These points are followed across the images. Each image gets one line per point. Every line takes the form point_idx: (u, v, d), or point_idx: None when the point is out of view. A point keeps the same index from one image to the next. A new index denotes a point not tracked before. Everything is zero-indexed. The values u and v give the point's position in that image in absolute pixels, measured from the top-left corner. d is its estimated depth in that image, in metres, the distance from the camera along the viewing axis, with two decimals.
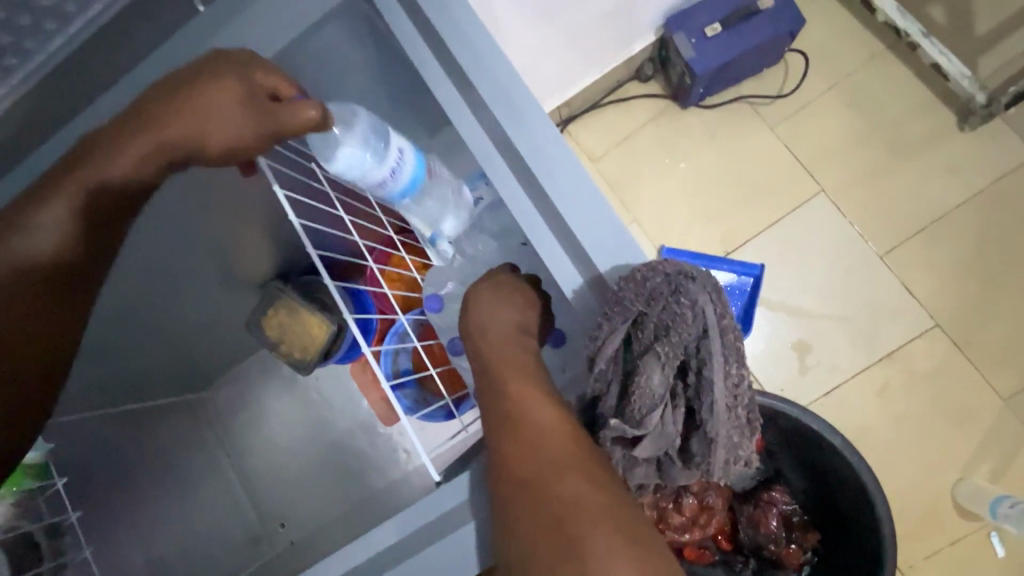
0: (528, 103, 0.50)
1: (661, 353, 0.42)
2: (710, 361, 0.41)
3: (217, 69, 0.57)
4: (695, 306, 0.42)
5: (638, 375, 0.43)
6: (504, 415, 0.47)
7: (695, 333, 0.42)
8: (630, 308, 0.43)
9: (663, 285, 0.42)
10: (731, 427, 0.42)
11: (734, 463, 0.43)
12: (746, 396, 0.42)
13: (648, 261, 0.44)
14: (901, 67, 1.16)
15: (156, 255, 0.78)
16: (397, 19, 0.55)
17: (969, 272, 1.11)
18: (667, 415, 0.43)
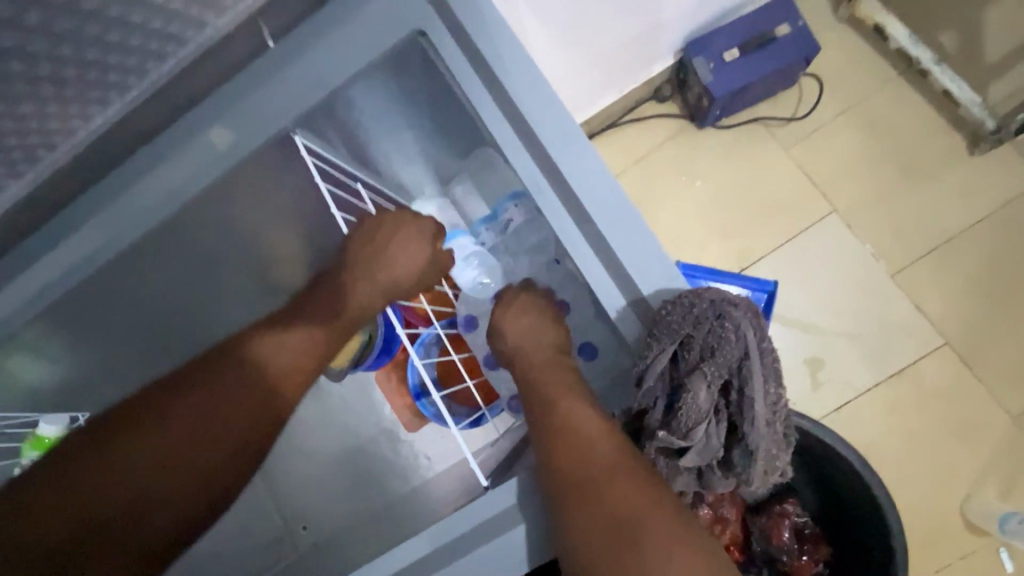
0: (576, 136, 0.54)
1: (708, 373, 0.46)
2: (752, 380, 0.46)
3: (280, 95, 0.61)
4: (737, 329, 0.46)
5: (686, 393, 0.47)
6: (554, 428, 0.52)
7: (738, 355, 0.46)
8: (679, 331, 0.47)
9: (708, 310, 0.47)
10: (771, 440, 0.46)
11: (771, 475, 0.47)
12: (783, 413, 0.47)
13: (694, 287, 0.48)
14: (912, 92, 1.20)
15: (196, 275, 0.76)
16: (449, 52, 0.58)
17: (979, 293, 1.14)
18: (712, 429, 0.47)
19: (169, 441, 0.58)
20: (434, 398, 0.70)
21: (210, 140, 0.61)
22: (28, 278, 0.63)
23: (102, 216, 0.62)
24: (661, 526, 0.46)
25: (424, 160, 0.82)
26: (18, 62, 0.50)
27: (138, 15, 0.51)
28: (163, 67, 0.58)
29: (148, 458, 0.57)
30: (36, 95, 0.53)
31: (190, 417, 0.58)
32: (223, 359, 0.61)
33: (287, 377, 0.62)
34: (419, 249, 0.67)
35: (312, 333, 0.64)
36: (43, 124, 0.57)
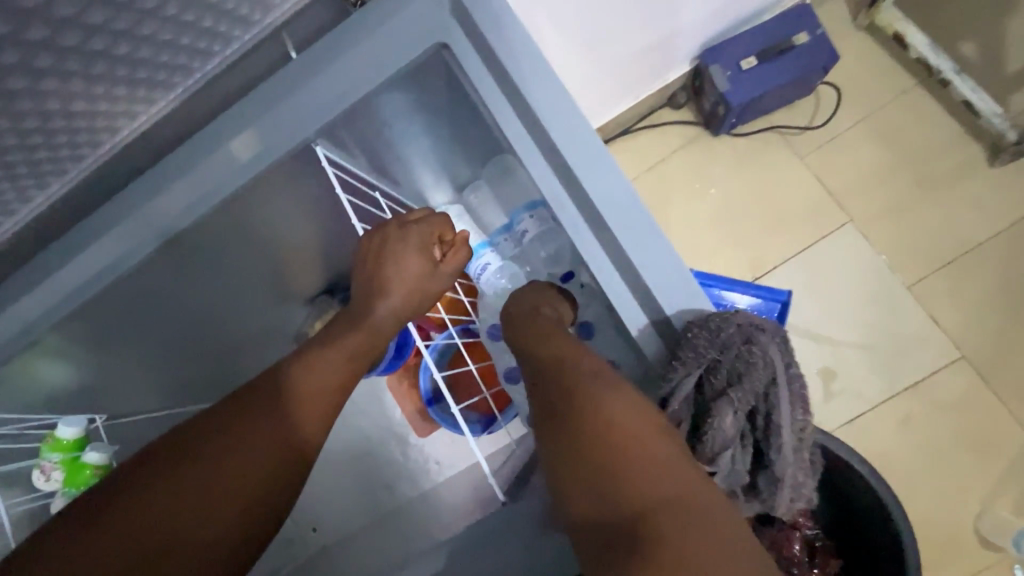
0: (599, 152, 0.54)
1: (734, 399, 0.47)
2: (779, 407, 0.47)
3: (303, 106, 0.61)
4: (764, 354, 0.48)
5: (712, 418, 0.47)
6: (536, 367, 0.52)
7: (766, 380, 0.47)
8: (705, 355, 0.47)
9: (736, 334, 0.48)
10: (797, 468, 0.47)
11: (797, 502, 0.48)
12: (809, 440, 0.48)
13: (721, 310, 0.49)
14: (931, 102, 1.19)
15: (214, 276, 0.77)
16: (471, 65, 0.59)
17: (997, 305, 1.12)
18: (738, 454, 0.47)
19: (191, 483, 0.54)
20: (454, 409, 0.69)
21: (235, 146, 0.62)
22: (54, 282, 0.64)
23: (126, 224, 0.63)
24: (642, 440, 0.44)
25: (441, 171, 0.83)
26: (54, 80, 0.51)
27: (170, 33, 0.54)
28: (188, 81, 0.61)
29: (187, 494, 0.53)
30: (68, 111, 0.55)
31: (217, 451, 0.55)
32: (253, 392, 0.59)
33: (311, 403, 0.59)
34: (426, 258, 0.67)
35: (331, 356, 0.62)
36: (72, 138, 0.58)
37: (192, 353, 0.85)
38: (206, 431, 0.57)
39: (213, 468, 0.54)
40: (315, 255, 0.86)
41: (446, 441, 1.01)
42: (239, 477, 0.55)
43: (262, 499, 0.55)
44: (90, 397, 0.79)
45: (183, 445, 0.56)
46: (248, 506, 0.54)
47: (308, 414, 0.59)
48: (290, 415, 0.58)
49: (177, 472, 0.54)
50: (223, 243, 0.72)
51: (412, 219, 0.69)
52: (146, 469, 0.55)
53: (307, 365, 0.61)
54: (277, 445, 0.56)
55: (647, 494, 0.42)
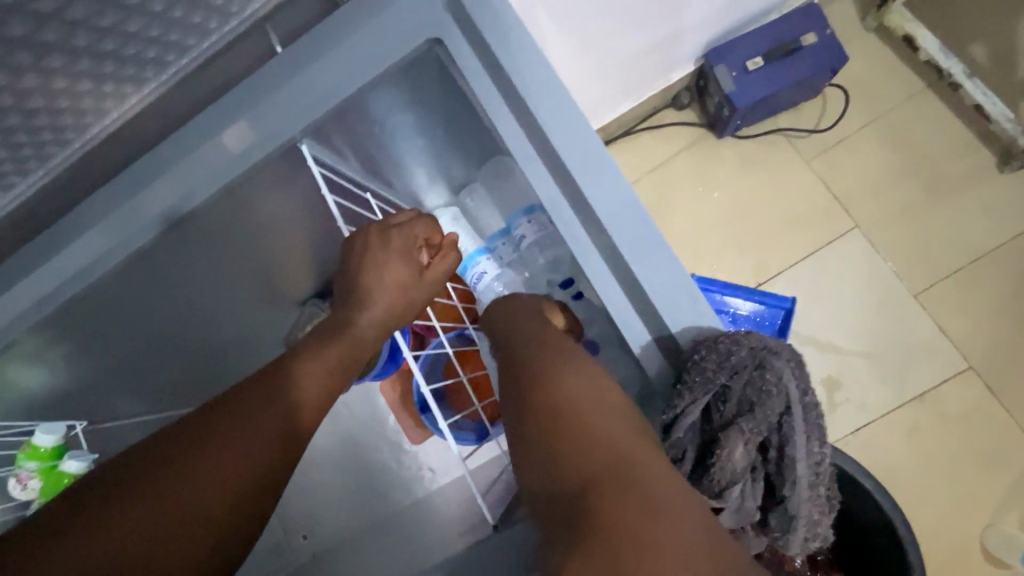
0: (601, 156, 0.51)
1: (746, 430, 0.44)
2: (795, 439, 0.45)
3: (291, 102, 0.58)
4: (779, 382, 0.45)
5: (721, 448, 0.45)
6: (503, 344, 0.52)
7: (780, 409, 0.45)
8: (714, 380, 0.44)
9: (747, 357, 0.45)
10: (812, 505, 0.46)
11: (811, 540, 0.47)
12: (825, 474, 0.46)
13: (732, 330, 0.46)
14: (941, 106, 1.16)
15: (200, 278, 0.74)
16: (468, 61, 0.56)
17: (1005, 315, 1.10)
18: (748, 488, 0.45)
19: (158, 502, 0.50)
20: (441, 424, 0.67)
21: (227, 137, 0.59)
22: (26, 286, 0.62)
23: (102, 225, 0.61)
24: (598, 410, 0.44)
25: (436, 171, 0.80)
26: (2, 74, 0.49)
27: (136, 24, 0.52)
28: (162, 75, 0.58)
29: (152, 516, 0.49)
30: (25, 106, 0.53)
31: (193, 464, 0.52)
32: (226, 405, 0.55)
33: (293, 415, 0.56)
34: (413, 266, 0.65)
35: (313, 368, 0.59)
36: (34, 136, 0.56)
37: (177, 356, 0.82)
38: (181, 443, 0.53)
39: (189, 479, 0.51)
40: (306, 258, 0.83)
41: (440, 449, 0.99)
42: (216, 491, 0.51)
43: (238, 515, 0.52)
44: (67, 403, 0.76)
45: (156, 457, 0.52)
46: (222, 522, 0.51)
47: (285, 429, 0.55)
48: (268, 429, 0.54)
49: (150, 486, 0.50)
50: (208, 243, 0.69)
51: (396, 221, 0.67)
52: (115, 484, 0.51)
53: (286, 377, 0.58)
54: (258, 458, 0.53)
55: (598, 461, 0.41)
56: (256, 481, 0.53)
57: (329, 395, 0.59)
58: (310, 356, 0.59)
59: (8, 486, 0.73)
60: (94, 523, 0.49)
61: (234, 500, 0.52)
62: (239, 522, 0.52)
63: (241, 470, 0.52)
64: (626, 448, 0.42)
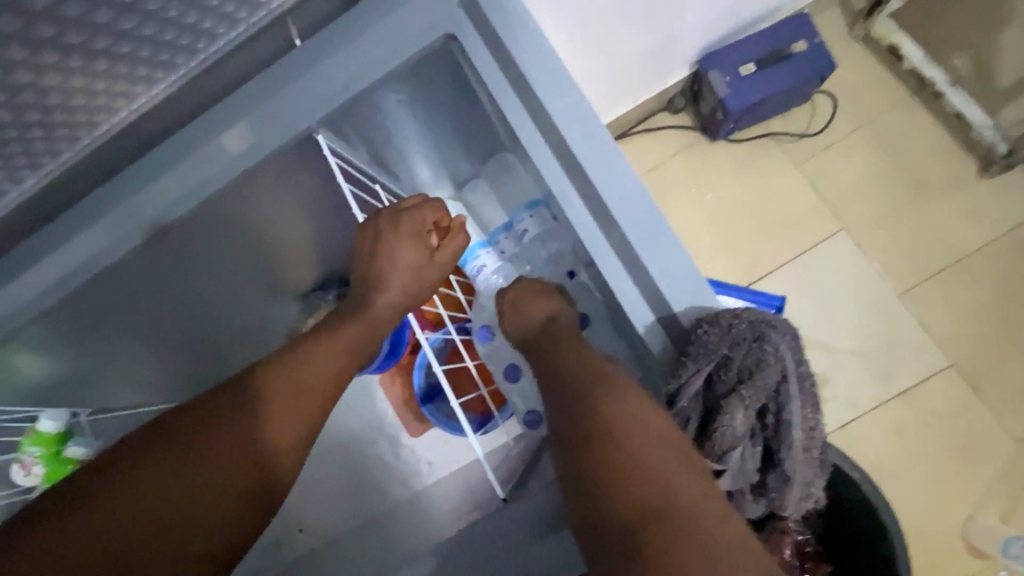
0: (608, 147, 0.54)
1: (746, 397, 0.47)
2: (790, 405, 0.48)
3: (310, 94, 0.61)
4: (777, 352, 0.48)
5: (722, 415, 0.48)
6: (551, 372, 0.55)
7: (776, 377, 0.48)
8: (716, 351, 0.48)
9: (747, 330, 0.48)
10: (806, 466, 0.48)
11: (804, 500, 0.50)
12: (819, 439, 0.49)
13: (732, 307, 0.49)
14: (925, 113, 1.21)
15: (210, 267, 0.75)
16: (481, 59, 0.58)
17: (985, 314, 1.14)
18: (747, 452, 0.48)
19: (187, 469, 0.52)
20: (454, 405, 0.68)
21: (229, 139, 0.62)
22: (39, 271, 0.63)
23: (115, 212, 0.62)
24: (651, 443, 0.46)
25: (441, 168, 0.82)
26: (54, 52, 0.48)
27: (176, 10, 0.50)
28: (192, 63, 0.56)
29: (181, 481, 0.52)
30: (65, 87, 0.51)
31: (220, 436, 0.54)
32: (249, 382, 0.57)
33: (313, 390, 0.58)
34: (424, 250, 0.67)
35: (332, 348, 0.61)
36: (67, 118, 0.54)
37: (183, 344, 0.82)
38: (209, 416, 0.55)
39: (217, 449, 0.53)
40: (312, 252, 0.84)
41: (439, 441, 0.97)
42: (242, 461, 0.54)
43: (264, 487, 0.54)
44: (70, 390, 0.76)
45: (184, 428, 0.55)
46: (248, 494, 0.53)
47: (306, 407, 0.57)
48: (290, 405, 0.56)
49: (178, 455, 0.53)
50: (220, 232, 0.70)
51: (405, 207, 0.69)
52: (143, 452, 0.53)
53: (306, 357, 0.59)
54: (281, 431, 0.55)
55: (655, 493, 0.44)
56: (279, 454, 0.55)
57: (347, 371, 0.61)
58: (331, 338, 0.61)
59: (11, 472, 0.73)
60: (125, 486, 0.51)
61: (258, 470, 0.54)
62: (261, 493, 0.54)
63: (264, 443, 0.55)
64: (678, 479, 0.45)
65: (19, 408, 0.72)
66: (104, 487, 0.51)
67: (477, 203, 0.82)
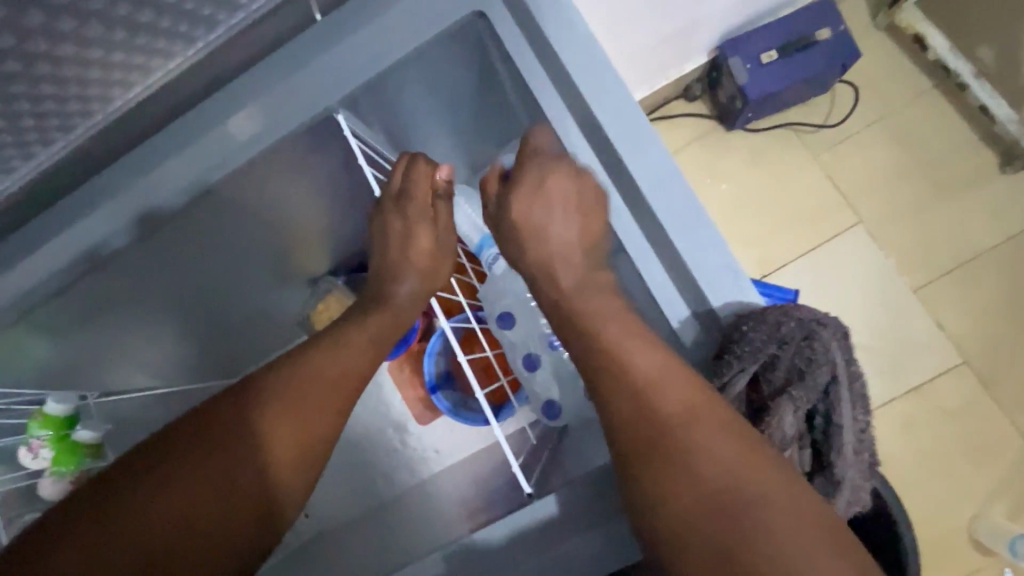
0: (644, 134, 0.52)
1: (795, 397, 0.47)
2: (841, 406, 0.47)
3: (335, 72, 0.59)
4: (828, 353, 0.47)
5: (770, 416, 0.47)
6: (636, 438, 0.47)
7: (827, 378, 0.47)
8: (763, 350, 0.47)
9: (796, 330, 0.47)
10: (857, 469, 0.48)
11: (853, 505, 0.49)
12: (870, 441, 0.48)
13: (781, 304, 0.49)
14: (947, 106, 1.18)
15: (223, 250, 0.73)
16: (512, 39, 0.57)
17: (999, 311, 1.13)
18: (795, 454, 0.48)
19: (207, 471, 0.52)
20: (477, 395, 0.66)
21: (235, 124, 0.60)
22: (48, 251, 0.61)
23: (127, 192, 0.60)
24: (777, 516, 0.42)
25: (459, 152, 0.79)
26: (69, 20, 0.45)
27: None
28: (211, 36, 0.53)
29: (199, 482, 0.51)
30: (82, 58, 0.49)
31: (242, 437, 0.54)
32: (270, 382, 0.57)
33: (332, 389, 0.57)
34: (436, 229, 0.66)
35: (355, 345, 0.60)
36: (81, 92, 0.51)
37: (193, 325, 0.80)
38: (230, 417, 0.54)
39: (239, 450, 0.53)
40: (325, 237, 0.82)
41: (448, 429, 0.95)
42: (267, 473, 0.53)
43: (282, 492, 0.54)
44: (78, 372, 0.74)
45: (206, 428, 0.54)
46: (266, 497, 0.53)
47: (329, 407, 0.57)
48: (314, 404, 0.56)
49: (198, 461, 0.52)
50: (234, 213, 0.68)
51: (399, 186, 0.66)
52: (158, 470, 0.52)
53: (331, 354, 0.59)
54: (303, 433, 0.55)
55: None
56: (300, 455, 0.55)
57: (371, 365, 0.61)
58: (355, 336, 0.61)
59: (17, 454, 0.70)
60: (145, 485, 0.51)
61: (280, 472, 0.54)
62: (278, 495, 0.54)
63: (287, 443, 0.54)
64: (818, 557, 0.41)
65: (26, 392, 0.70)
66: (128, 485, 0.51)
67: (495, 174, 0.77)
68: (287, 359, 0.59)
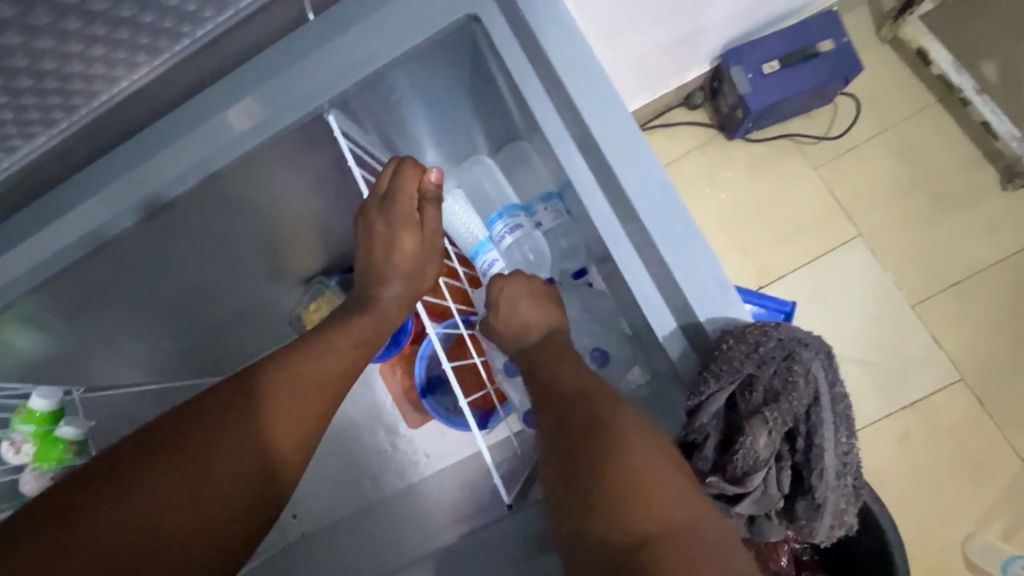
0: (636, 143, 0.52)
1: (770, 419, 0.46)
2: (822, 428, 0.46)
3: (327, 73, 0.59)
4: (807, 373, 0.47)
5: (745, 436, 0.47)
6: (550, 399, 0.53)
7: (807, 400, 0.46)
8: (740, 370, 0.46)
9: (775, 350, 0.47)
10: (838, 493, 0.47)
11: (836, 529, 0.49)
12: (853, 465, 0.47)
13: (761, 322, 0.48)
14: (949, 121, 1.18)
15: (211, 249, 0.72)
16: (507, 43, 0.57)
17: (997, 328, 1.12)
18: (772, 475, 0.47)
19: (181, 475, 0.51)
20: (460, 404, 0.62)
21: (223, 124, 0.60)
22: (31, 246, 0.60)
23: (113, 187, 0.60)
24: (648, 461, 0.46)
25: (454, 155, 0.79)
26: (46, 13, 0.45)
27: None
28: (198, 32, 0.53)
29: (174, 485, 0.50)
30: (61, 51, 0.48)
31: (217, 440, 0.52)
32: (248, 383, 0.56)
33: (316, 387, 0.57)
34: (421, 233, 0.65)
35: (338, 350, 0.59)
36: (65, 85, 0.51)
37: (180, 322, 0.80)
38: (210, 419, 0.53)
39: (214, 453, 0.52)
40: (317, 238, 0.82)
41: (438, 433, 0.94)
42: (241, 476, 0.52)
43: (257, 498, 0.53)
44: (60, 367, 0.74)
45: (184, 430, 0.53)
46: (239, 503, 0.52)
47: (307, 413, 0.56)
48: (290, 407, 0.55)
49: (175, 462, 0.51)
50: (224, 211, 0.67)
51: (385, 189, 0.65)
52: (137, 470, 0.50)
53: (311, 357, 0.58)
54: (295, 426, 0.55)
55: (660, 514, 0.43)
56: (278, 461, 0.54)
57: (354, 370, 0.60)
58: (337, 339, 0.60)
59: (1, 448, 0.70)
60: (120, 487, 0.50)
61: (256, 477, 0.53)
62: (254, 501, 0.53)
63: (265, 446, 0.54)
64: (672, 498, 0.44)
65: (8, 385, 0.70)
66: (102, 485, 0.50)
67: (484, 179, 0.78)
68: (267, 358, 0.58)
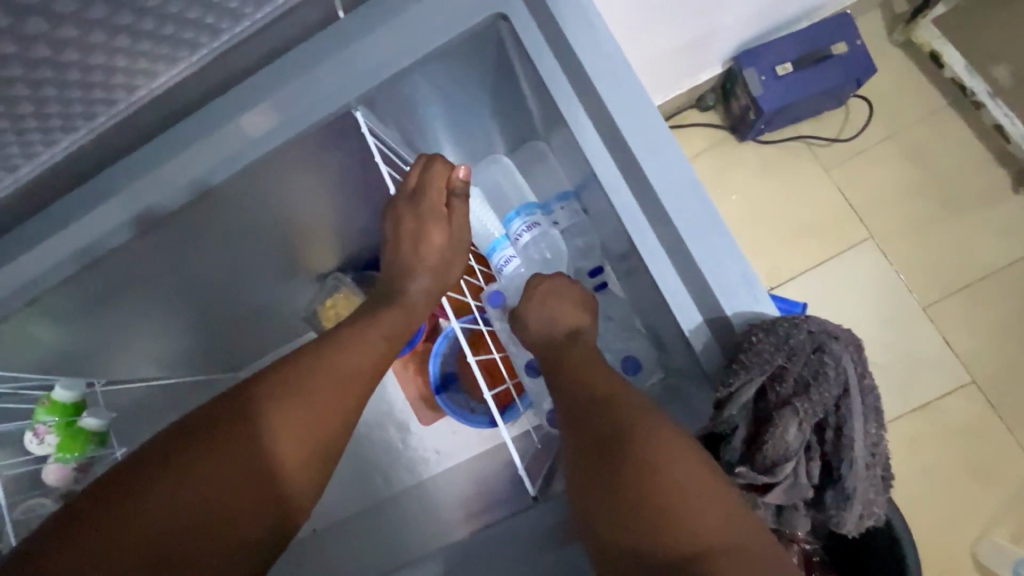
0: (663, 139, 0.53)
1: (800, 410, 0.47)
2: (851, 419, 0.47)
3: (357, 70, 0.60)
4: (837, 365, 0.48)
5: (775, 426, 0.48)
6: (576, 396, 0.54)
7: (836, 392, 0.48)
8: (771, 361, 0.47)
9: (805, 342, 0.47)
10: (868, 482, 0.48)
11: (865, 518, 0.49)
12: (881, 455, 0.48)
13: (791, 315, 0.49)
14: (961, 124, 1.18)
15: (235, 243, 0.73)
16: (534, 41, 0.57)
17: (1008, 331, 1.12)
18: (801, 465, 0.48)
19: (222, 464, 0.52)
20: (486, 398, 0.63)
21: (247, 121, 0.61)
22: (65, 238, 0.61)
23: (146, 181, 0.61)
24: (676, 457, 0.46)
25: (472, 153, 0.79)
26: (102, 7, 0.46)
27: None
28: (236, 29, 0.54)
29: (216, 473, 0.52)
30: (110, 46, 0.49)
31: (256, 430, 0.54)
32: (283, 376, 0.57)
33: (340, 386, 0.57)
34: (448, 229, 0.66)
35: (370, 343, 0.60)
36: (110, 79, 0.53)
37: (202, 316, 0.81)
38: (247, 410, 0.54)
39: (253, 443, 0.53)
40: (336, 234, 0.82)
41: (450, 431, 0.95)
42: (278, 467, 0.53)
43: (294, 488, 0.54)
44: (86, 359, 0.75)
45: (224, 420, 0.54)
46: (277, 493, 0.53)
47: (340, 406, 0.57)
48: (323, 399, 0.56)
49: (217, 451, 0.52)
50: (250, 206, 0.68)
51: (414, 185, 0.66)
52: (181, 459, 0.52)
53: (343, 350, 0.59)
54: (312, 432, 0.55)
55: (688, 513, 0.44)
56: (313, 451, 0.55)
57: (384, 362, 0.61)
58: (367, 331, 0.61)
59: (25, 439, 0.70)
60: (166, 475, 0.51)
61: (292, 468, 0.54)
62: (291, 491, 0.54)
63: (299, 437, 0.54)
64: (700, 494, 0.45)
65: (37, 375, 0.71)
66: (148, 474, 0.51)
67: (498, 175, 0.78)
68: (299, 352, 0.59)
